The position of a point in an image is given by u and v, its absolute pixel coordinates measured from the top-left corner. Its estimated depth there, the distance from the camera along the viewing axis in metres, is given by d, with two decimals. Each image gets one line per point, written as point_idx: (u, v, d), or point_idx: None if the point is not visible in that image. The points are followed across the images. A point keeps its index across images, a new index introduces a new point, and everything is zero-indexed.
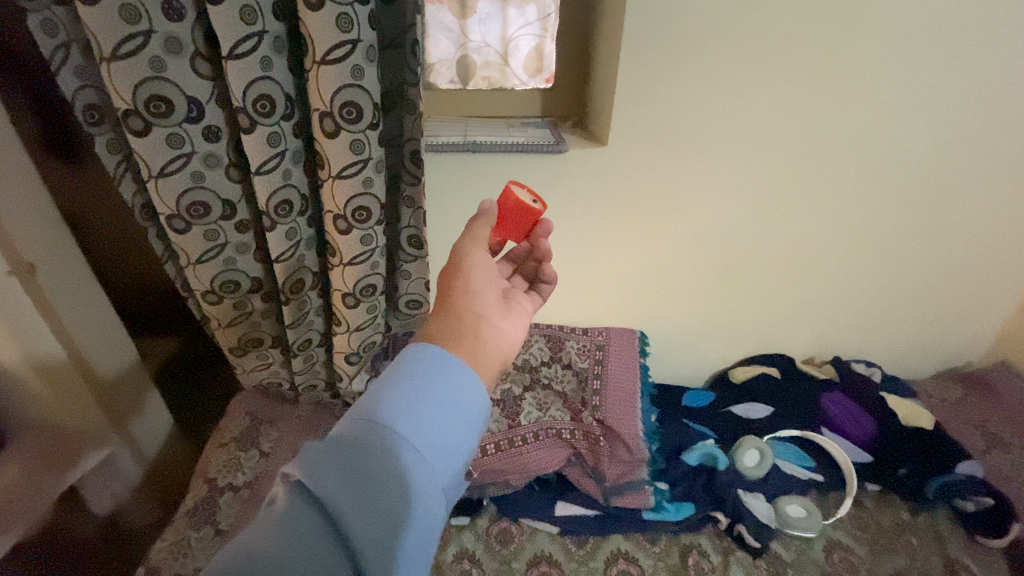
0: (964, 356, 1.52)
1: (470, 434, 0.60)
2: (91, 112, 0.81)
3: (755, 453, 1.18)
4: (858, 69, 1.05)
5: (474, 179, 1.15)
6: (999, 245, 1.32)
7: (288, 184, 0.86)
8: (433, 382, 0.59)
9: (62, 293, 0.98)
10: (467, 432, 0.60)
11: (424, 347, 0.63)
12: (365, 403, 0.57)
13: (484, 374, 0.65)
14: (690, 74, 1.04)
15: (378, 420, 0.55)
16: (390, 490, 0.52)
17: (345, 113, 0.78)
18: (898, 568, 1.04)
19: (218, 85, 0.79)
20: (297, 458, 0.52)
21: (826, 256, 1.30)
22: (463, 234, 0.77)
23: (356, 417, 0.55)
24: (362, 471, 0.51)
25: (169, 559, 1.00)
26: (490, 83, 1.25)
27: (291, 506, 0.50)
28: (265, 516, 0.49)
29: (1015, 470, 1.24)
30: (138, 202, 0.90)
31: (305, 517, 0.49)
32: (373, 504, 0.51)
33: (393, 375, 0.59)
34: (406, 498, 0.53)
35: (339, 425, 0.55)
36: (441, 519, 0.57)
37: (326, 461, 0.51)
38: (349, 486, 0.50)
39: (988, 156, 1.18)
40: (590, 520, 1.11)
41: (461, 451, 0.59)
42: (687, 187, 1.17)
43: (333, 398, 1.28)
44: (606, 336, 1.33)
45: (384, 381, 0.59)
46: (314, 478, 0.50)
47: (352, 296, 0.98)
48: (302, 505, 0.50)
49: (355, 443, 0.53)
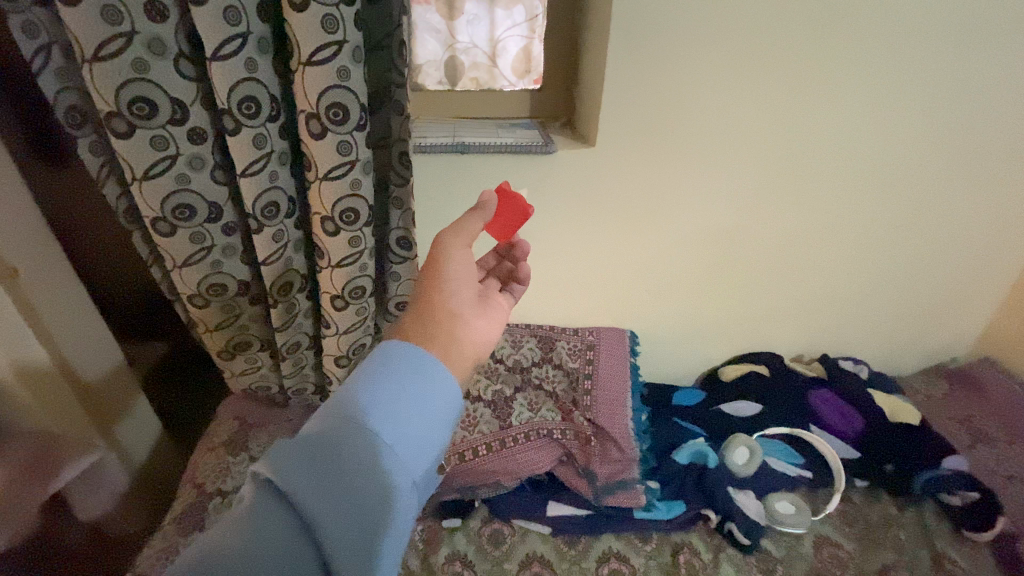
0: (950, 352, 1.55)
1: (440, 431, 0.60)
2: (72, 113, 0.80)
3: (745, 451, 1.18)
4: (840, 70, 1.07)
5: (464, 180, 1.15)
6: (982, 243, 1.34)
7: (275, 186, 0.86)
8: (404, 379, 0.59)
9: (45, 295, 0.97)
10: (439, 429, 0.60)
11: (395, 344, 0.63)
12: (336, 401, 0.56)
13: (457, 368, 0.66)
14: (676, 75, 1.05)
15: (349, 418, 0.54)
16: (360, 488, 0.52)
17: (331, 113, 0.78)
18: (887, 562, 1.05)
19: (203, 86, 0.78)
20: (265, 456, 0.51)
21: (813, 254, 1.31)
22: (447, 226, 0.75)
23: (327, 415, 0.55)
24: (330, 470, 0.51)
25: (155, 565, 0.98)
26: (479, 84, 1.25)
27: (257, 505, 0.49)
28: (230, 516, 0.48)
29: (1000, 464, 1.25)
30: (122, 205, 0.89)
31: (275, 514, 0.49)
32: (341, 502, 0.51)
33: (365, 373, 0.59)
34: (376, 496, 0.52)
35: (310, 423, 0.55)
36: (412, 517, 0.56)
37: (294, 460, 0.51)
38: (317, 484, 0.50)
39: (970, 153, 1.20)
40: (581, 520, 1.11)
41: (431, 447, 0.59)
42: (675, 189, 1.18)
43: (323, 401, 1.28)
44: (596, 336, 1.33)
45: (356, 378, 0.59)
46: (281, 477, 0.49)
47: (341, 298, 0.98)
48: (269, 502, 0.49)
49: (323, 441, 0.52)
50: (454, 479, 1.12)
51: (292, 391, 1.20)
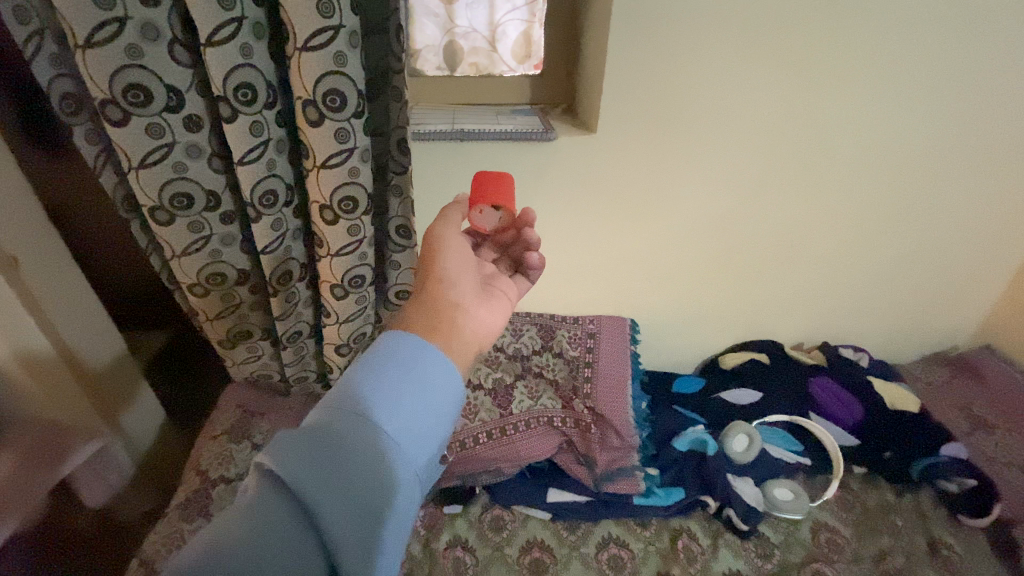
0: (951, 340, 1.55)
1: (442, 423, 0.60)
2: (68, 101, 0.79)
3: (744, 438, 1.18)
4: (846, 54, 1.04)
5: (464, 168, 1.14)
6: (986, 231, 1.33)
7: (272, 175, 0.85)
8: (406, 371, 0.59)
9: (46, 285, 0.97)
10: (441, 420, 0.60)
11: (397, 335, 0.62)
12: (339, 392, 0.56)
13: (458, 359, 0.66)
14: (678, 60, 1.03)
15: (351, 410, 0.54)
16: (362, 480, 0.52)
17: (328, 100, 0.77)
18: (883, 547, 1.06)
19: (198, 73, 0.77)
20: (268, 448, 0.51)
21: (816, 242, 1.30)
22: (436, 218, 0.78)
23: (330, 407, 0.55)
24: (333, 462, 0.51)
25: (161, 551, 0.99)
26: (479, 70, 1.23)
27: (261, 496, 0.49)
28: (235, 507, 0.49)
29: (998, 451, 1.26)
30: (120, 194, 0.89)
31: (279, 505, 0.49)
32: (345, 494, 0.51)
33: (368, 363, 0.59)
34: (379, 487, 0.53)
35: (313, 415, 0.55)
36: (415, 508, 0.57)
37: (297, 452, 0.51)
38: (321, 476, 0.50)
39: (977, 139, 1.18)
40: (581, 506, 1.12)
41: (434, 438, 0.59)
42: (676, 177, 1.17)
43: (324, 389, 1.29)
44: (596, 324, 1.33)
45: (359, 369, 0.59)
46: (285, 469, 0.50)
47: (340, 287, 0.98)
48: (273, 495, 0.50)
49: (326, 433, 0.52)
50: (455, 466, 1.13)
51: (294, 379, 1.20)
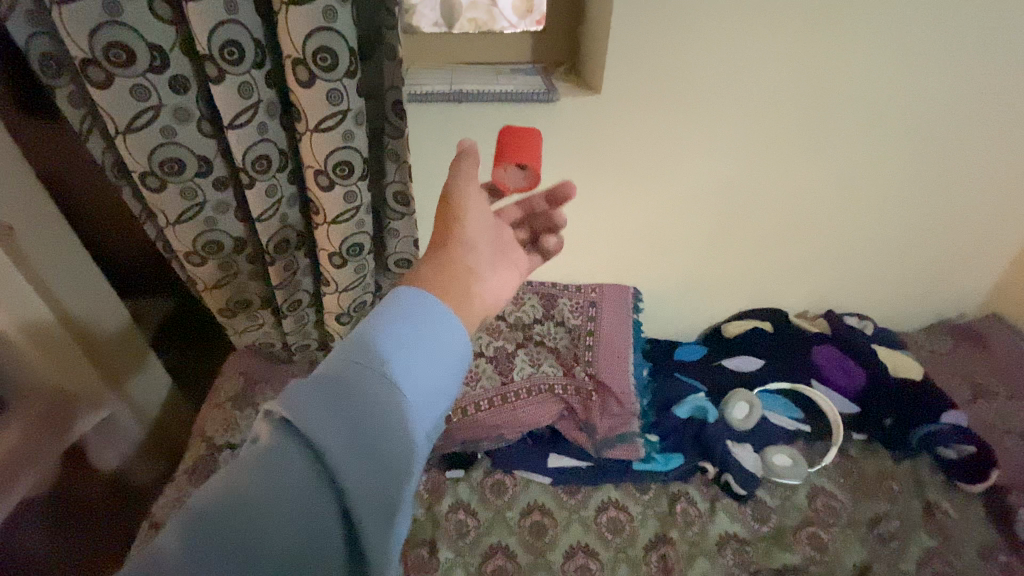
0: (958, 308, 1.52)
1: (455, 381, 0.58)
2: (48, 63, 0.76)
3: (745, 406, 1.19)
4: (868, 7, 0.98)
5: (462, 131, 1.10)
6: (1003, 197, 1.28)
7: (264, 139, 0.82)
8: (420, 328, 0.57)
9: (46, 256, 0.96)
10: (453, 379, 0.58)
11: (409, 291, 0.60)
12: (354, 343, 0.54)
13: (468, 321, 0.64)
14: (689, 15, 0.97)
15: (367, 362, 0.52)
16: (378, 436, 0.50)
17: (319, 59, 0.73)
18: (878, 512, 1.07)
19: (181, 30, 0.73)
20: (281, 397, 0.49)
21: (825, 209, 1.27)
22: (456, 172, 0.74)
23: (343, 357, 0.52)
24: (348, 415, 0.49)
25: (171, 514, 1.02)
26: (477, 27, 1.18)
27: (274, 445, 0.47)
28: (245, 458, 0.46)
29: (999, 419, 1.26)
30: (109, 160, 0.86)
31: (293, 454, 0.47)
32: (360, 447, 0.49)
33: (381, 318, 0.56)
34: (395, 443, 0.51)
35: (325, 364, 0.52)
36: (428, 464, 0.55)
37: (311, 403, 0.48)
38: (335, 428, 0.48)
39: (1003, 100, 1.12)
40: (582, 471, 1.14)
41: (447, 397, 0.57)
42: (683, 141, 1.13)
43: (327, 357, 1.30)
44: (599, 293, 1.31)
45: (372, 323, 0.56)
46: (299, 418, 0.47)
47: (339, 256, 0.96)
48: (287, 445, 0.47)
49: (339, 384, 0.50)
50: (456, 432, 1.15)
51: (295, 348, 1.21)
